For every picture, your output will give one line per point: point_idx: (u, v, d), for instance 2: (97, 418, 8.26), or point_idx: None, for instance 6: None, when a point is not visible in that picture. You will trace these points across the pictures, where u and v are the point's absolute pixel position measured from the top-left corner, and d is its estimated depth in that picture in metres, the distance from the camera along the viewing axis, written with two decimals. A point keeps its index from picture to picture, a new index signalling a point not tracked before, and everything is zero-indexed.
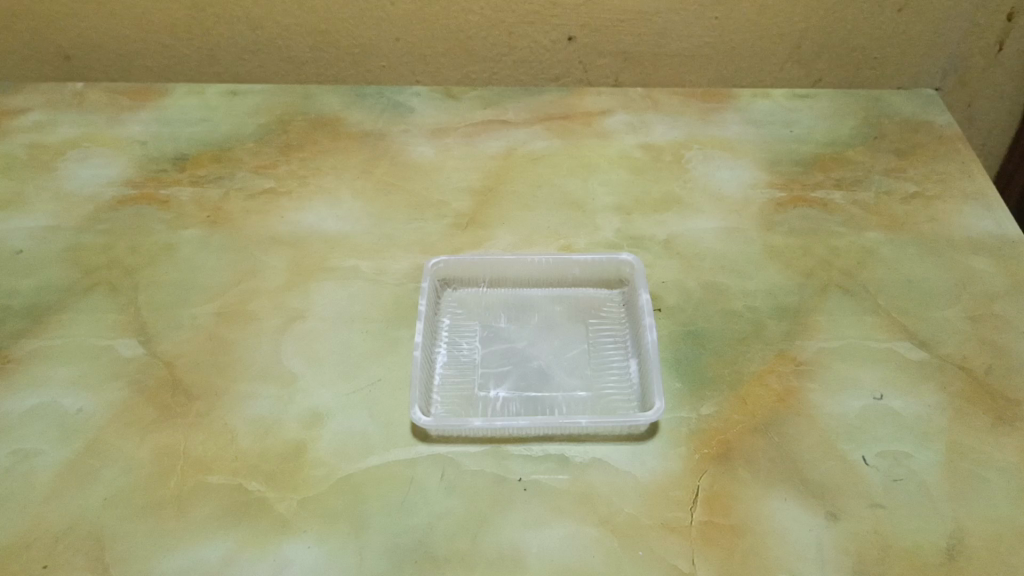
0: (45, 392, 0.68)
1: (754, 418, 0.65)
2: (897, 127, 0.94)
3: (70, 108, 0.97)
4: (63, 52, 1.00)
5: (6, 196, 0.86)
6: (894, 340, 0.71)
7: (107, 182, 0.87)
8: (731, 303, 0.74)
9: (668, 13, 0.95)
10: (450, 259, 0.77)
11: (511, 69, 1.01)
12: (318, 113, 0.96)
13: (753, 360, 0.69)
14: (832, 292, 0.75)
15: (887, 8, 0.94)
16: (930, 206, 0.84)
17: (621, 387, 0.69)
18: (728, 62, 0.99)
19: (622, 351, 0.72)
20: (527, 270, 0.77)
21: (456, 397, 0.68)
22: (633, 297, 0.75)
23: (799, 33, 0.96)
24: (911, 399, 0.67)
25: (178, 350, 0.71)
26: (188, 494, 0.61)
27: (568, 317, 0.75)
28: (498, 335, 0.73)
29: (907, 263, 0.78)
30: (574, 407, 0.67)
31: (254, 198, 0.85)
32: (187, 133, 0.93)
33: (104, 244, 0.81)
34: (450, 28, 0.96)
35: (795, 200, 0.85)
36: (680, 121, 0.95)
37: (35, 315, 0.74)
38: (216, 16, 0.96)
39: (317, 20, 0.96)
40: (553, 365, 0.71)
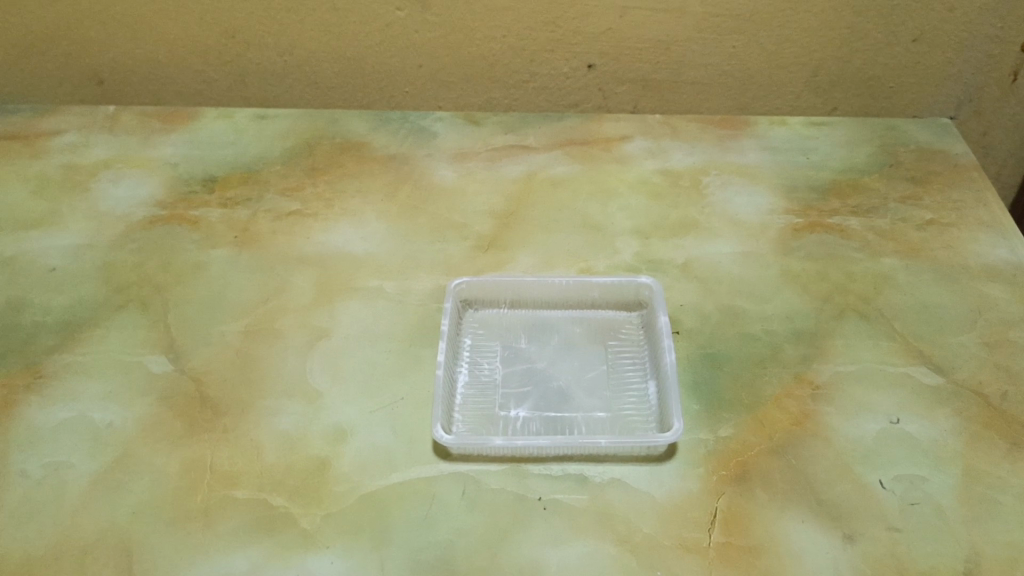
0: (77, 406, 0.69)
1: (771, 440, 0.66)
2: (914, 155, 0.95)
3: (103, 130, 0.99)
4: (97, 77, 1.01)
5: (41, 215, 0.88)
6: (910, 365, 0.72)
7: (138, 203, 0.90)
8: (748, 326, 0.75)
9: (688, 42, 0.96)
10: (472, 280, 0.78)
11: (533, 96, 1.02)
12: (343, 137, 0.99)
13: (770, 383, 0.70)
14: (849, 316, 0.76)
15: (904, 39, 0.96)
16: (946, 233, 0.85)
17: (639, 408, 0.70)
18: (746, 90, 1.01)
19: (640, 372, 0.73)
20: (547, 291, 0.79)
21: (477, 416, 0.69)
22: (652, 319, 0.77)
23: (815, 63, 0.98)
24: (927, 424, 0.67)
25: (207, 366, 0.72)
26: (215, 508, 0.62)
27: (588, 338, 0.76)
28: (519, 356, 0.75)
29: (923, 289, 0.79)
30: (593, 427, 0.68)
31: (281, 219, 0.87)
32: (216, 156, 0.96)
33: (135, 263, 0.83)
34: (473, 56, 0.98)
35: (812, 225, 0.86)
36: (698, 148, 0.97)
37: (68, 330, 0.76)
38: (246, 43, 0.97)
39: (343, 47, 0.98)
40: (572, 385, 0.72)
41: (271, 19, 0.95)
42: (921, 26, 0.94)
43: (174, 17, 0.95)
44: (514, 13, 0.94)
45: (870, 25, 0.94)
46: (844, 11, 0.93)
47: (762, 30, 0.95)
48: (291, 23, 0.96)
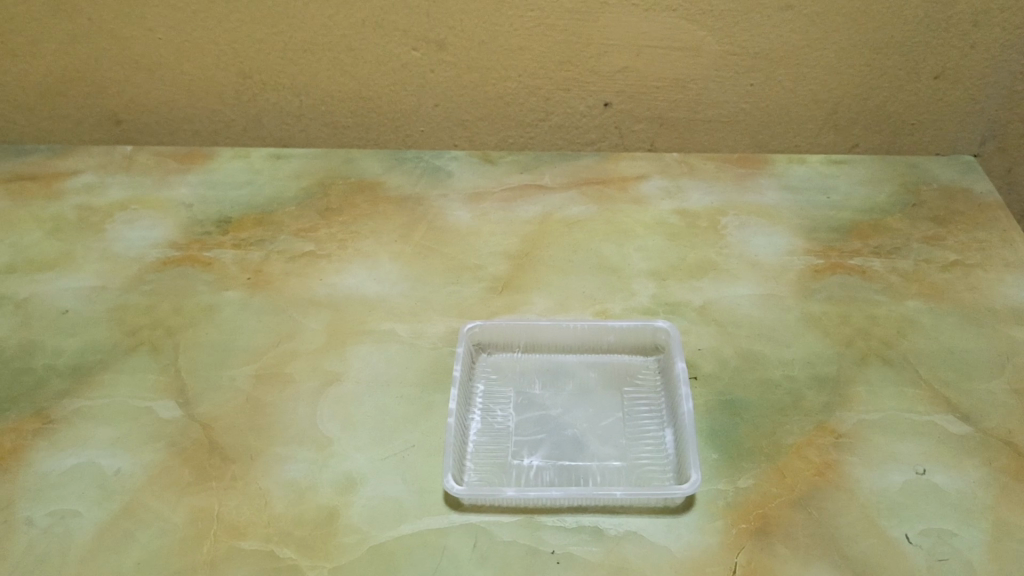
0: (86, 453, 0.69)
1: (792, 492, 0.64)
2: (936, 194, 0.94)
3: (119, 171, 1.00)
4: (115, 116, 1.01)
5: (55, 257, 0.88)
6: (936, 413, 0.70)
7: (152, 244, 0.90)
8: (768, 372, 0.73)
9: (704, 80, 0.95)
10: (486, 323, 0.77)
11: (549, 135, 1.01)
12: (359, 178, 0.98)
13: (791, 432, 0.68)
14: (872, 362, 0.74)
15: (924, 76, 0.94)
16: (971, 275, 0.83)
17: (656, 457, 0.68)
18: (765, 128, 0.99)
19: (658, 420, 0.71)
20: (563, 335, 0.77)
21: (489, 466, 0.68)
22: (669, 365, 0.75)
23: (836, 100, 0.96)
24: (954, 475, 0.65)
25: (216, 412, 0.71)
26: (221, 559, 0.61)
27: (603, 384, 0.75)
28: (533, 402, 0.73)
29: (948, 333, 0.77)
30: (608, 477, 0.66)
31: (294, 261, 0.87)
32: (231, 197, 0.96)
33: (147, 305, 0.82)
34: (489, 95, 0.97)
35: (833, 267, 0.84)
36: (716, 188, 0.96)
37: (78, 375, 0.75)
38: (262, 83, 0.97)
39: (358, 87, 0.97)
40: (587, 433, 0.70)
41: (286, 59, 0.95)
42: (941, 62, 0.93)
43: (191, 57, 0.95)
44: (529, 52, 0.93)
45: (890, 62, 0.93)
46: (863, 48, 0.92)
47: (779, 67, 0.94)
48: (306, 63, 0.95)
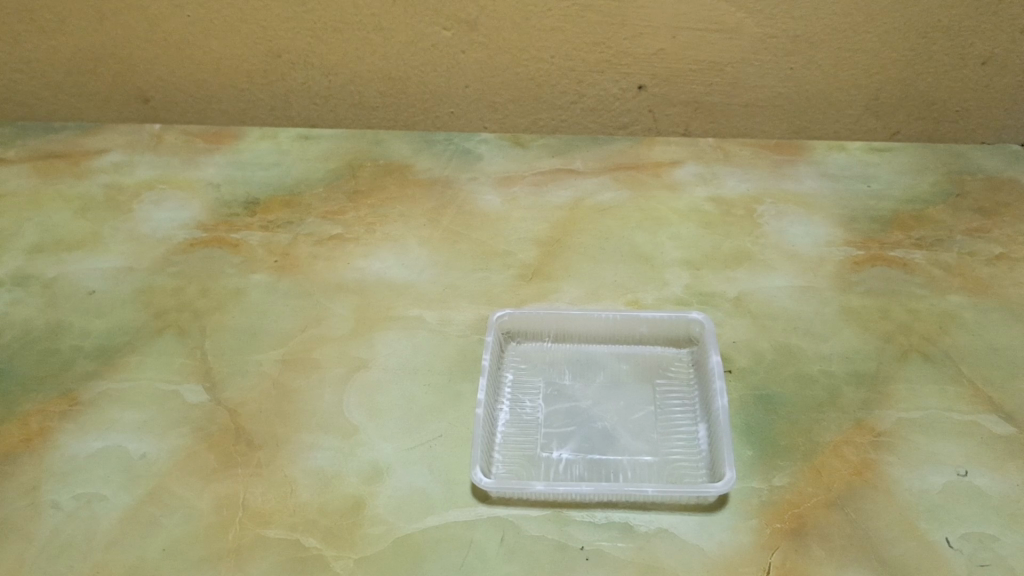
0: (112, 436, 0.68)
1: (829, 491, 0.62)
2: (981, 184, 0.91)
3: (147, 150, 1.00)
4: (143, 95, 1.00)
5: (83, 236, 0.88)
6: (979, 413, 0.68)
7: (179, 225, 0.89)
8: (805, 367, 0.71)
9: (742, 64, 0.92)
10: (515, 311, 0.75)
11: (581, 118, 0.99)
12: (387, 160, 0.97)
13: (828, 430, 0.66)
14: (912, 358, 0.72)
15: (971, 61, 0.91)
16: (1016, 269, 0.81)
17: (688, 453, 0.67)
18: (803, 114, 0.97)
19: (690, 415, 0.70)
20: (594, 325, 0.76)
21: (517, 457, 0.67)
22: (703, 358, 0.73)
23: (877, 86, 0.94)
24: (997, 477, 0.63)
25: (243, 397, 0.71)
26: (246, 548, 0.60)
27: (634, 375, 0.73)
28: (562, 394, 0.72)
29: (992, 330, 0.75)
30: (639, 473, 0.65)
31: (322, 244, 0.86)
32: (258, 178, 0.95)
33: (174, 287, 0.82)
34: (520, 76, 0.95)
35: (872, 259, 0.82)
36: (752, 175, 0.93)
37: (105, 357, 0.75)
38: (290, 62, 0.96)
39: (387, 67, 0.95)
40: (618, 427, 0.69)
41: (316, 39, 0.93)
42: (990, 47, 0.90)
43: (219, 35, 0.94)
44: (562, 33, 0.91)
45: (936, 47, 0.90)
46: (908, 32, 0.89)
47: (821, 51, 0.91)
48: (335, 43, 0.94)
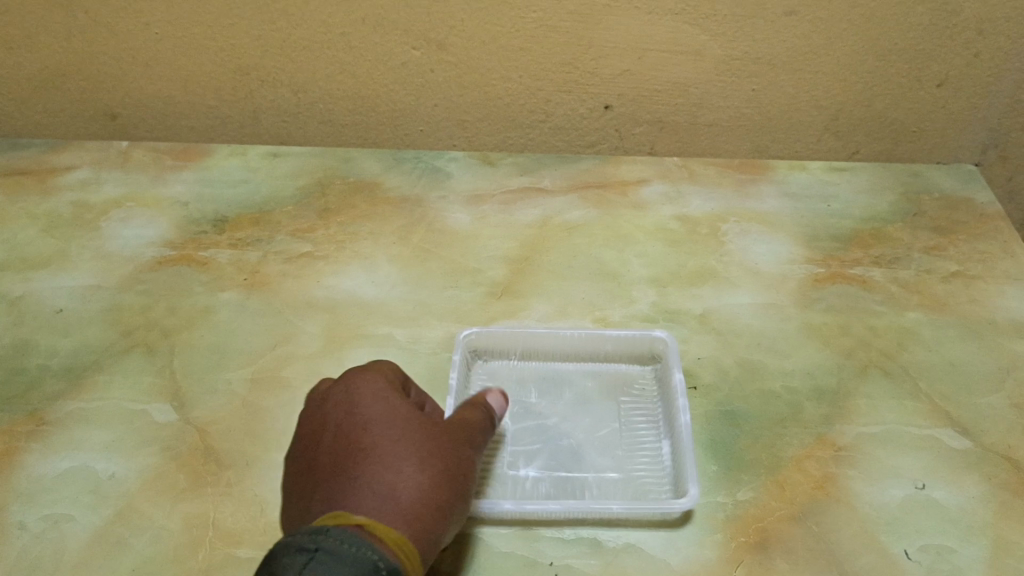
0: (79, 456, 0.68)
1: (792, 505, 0.64)
2: (937, 204, 0.94)
3: (115, 167, 0.99)
4: (111, 111, 1.00)
5: (49, 254, 0.88)
6: (936, 427, 0.70)
7: (148, 243, 0.89)
8: (769, 383, 0.73)
9: (706, 85, 0.94)
10: (482, 330, 0.76)
11: (548, 136, 1.00)
12: (357, 178, 0.98)
13: (791, 445, 0.68)
14: (872, 374, 0.74)
15: (927, 83, 0.94)
16: (972, 286, 0.83)
17: (653, 469, 0.68)
18: (765, 134, 0.99)
19: (654, 435, 0.71)
20: (559, 342, 0.77)
21: (485, 474, 0.67)
22: (665, 379, 0.74)
23: (837, 107, 0.96)
24: (954, 490, 0.65)
25: (212, 416, 0.71)
26: (216, 567, 0.60)
27: (597, 394, 0.74)
28: (530, 412, 0.73)
29: (950, 346, 0.77)
30: (606, 489, 0.66)
31: (291, 262, 0.86)
32: (228, 197, 0.95)
33: (143, 305, 0.81)
34: (489, 95, 0.96)
35: (832, 276, 0.84)
36: (717, 194, 0.95)
37: (72, 376, 0.74)
38: (259, 79, 0.96)
39: (356, 85, 0.96)
40: (585, 444, 0.70)
41: (285, 56, 0.93)
42: (945, 70, 0.92)
43: (188, 52, 0.94)
44: (530, 53, 0.92)
45: (893, 69, 0.92)
46: (867, 55, 0.91)
47: (782, 73, 0.93)
48: (305, 61, 0.94)
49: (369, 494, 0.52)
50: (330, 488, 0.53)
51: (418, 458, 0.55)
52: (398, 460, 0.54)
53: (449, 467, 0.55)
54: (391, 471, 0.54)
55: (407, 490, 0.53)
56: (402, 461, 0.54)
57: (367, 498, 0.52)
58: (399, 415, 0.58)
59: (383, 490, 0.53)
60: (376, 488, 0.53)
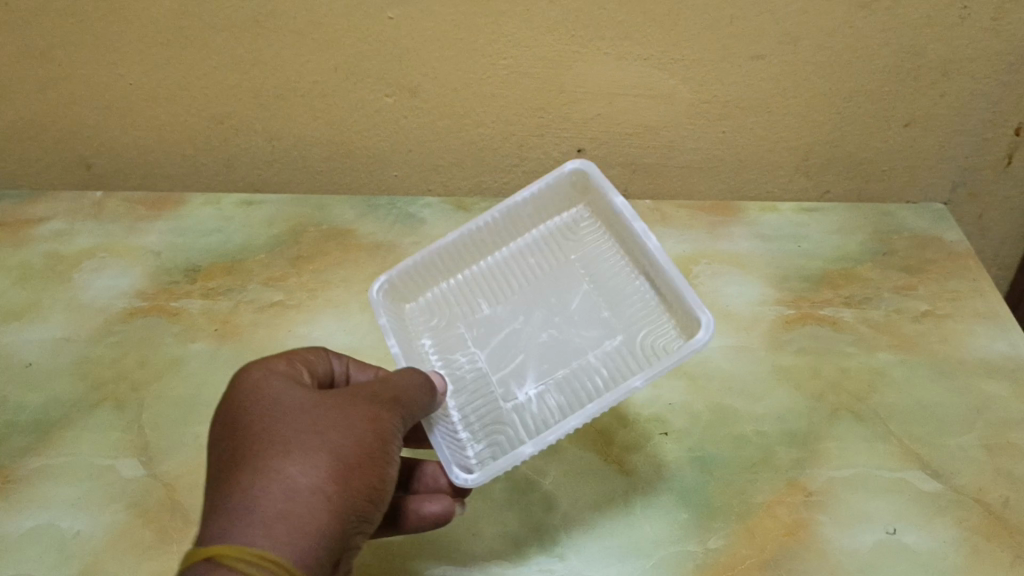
0: (45, 514, 0.67)
1: (763, 553, 0.63)
2: (908, 243, 0.95)
3: (88, 217, 0.99)
4: (85, 161, 1.00)
5: (20, 307, 0.88)
6: (907, 470, 0.70)
7: (120, 293, 0.89)
8: (740, 428, 0.73)
9: (677, 128, 0.95)
10: (392, 272, 0.77)
11: (521, 179, 1.01)
12: (331, 224, 0.98)
13: (762, 490, 0.68)
14: (843, 417, 0.74)
15: (896, 124, 0.94)
16: (942, 325, 0.83)
17: (639, 307, 0.74)
18: (737, 174, 1.00)
19: (622, 287, 0.75)
20: (490, 239, 0.79)
21: (485, 417, 0.72)
22: (596, 203, 0.78)
23: (807, 147, 0.97)
24: (925, 534, 0.65)
25: (180, 470, 0.70)
26: None
27: (555, 282, 0.78)
28: (492, 324, 0.77)
29: (920, 386, 0.77)
30: (609, 359, 0.72)
31: (263, 310, 0.86)
32: (201, 245, 0.95)
33: (113, 357, 0.81)
34: (462, 141, 0.97)
35: (803, 317, 0.84)
36: (689, 236, 0.96)
37: (40, 431, 0.74)
38: (233, 128, 0.96)
39: (329, 133, 0.96)
40: (568, 331, 0.75)
41: (257, 105, 0.93)
42: (913, 111, 0.93)
43: (160, 102, 0.94)
44: (502, 99, 0.92)
45: (862, 110, 0.93)
46: (837, 96, 0.92)
47: (752, 116, 0.93)
48: (277, 110, 0.94)
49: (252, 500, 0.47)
50: (210, 492, 0.50)
51: (295, 456, 0.50)
52: (274, 460, 0.49)
53: (339, 452, 0.51)
54: (264, 474, 0.49)
55: (276, 495, 0.48)
56: (277, 461, 0.49)
57: (249, 505, 0.47)
58: (285, 402, 0.54)
59: (268, 494, 0.48)
60: (261, 492, 0.48)
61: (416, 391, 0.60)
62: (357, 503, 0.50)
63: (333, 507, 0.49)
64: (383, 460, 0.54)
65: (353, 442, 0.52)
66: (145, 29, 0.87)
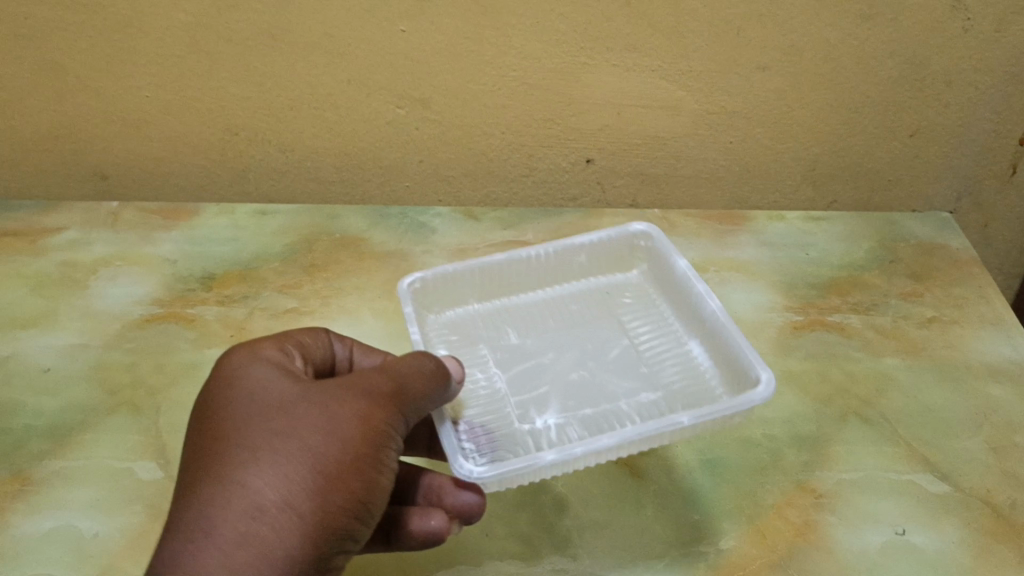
0: (63, 516, 0.68)
1: (773, 553, 0.64)
2: (913, 251, 0.96)
3: (103, 227, 1.01)
4: (101, 172, 1.02)
5: (37, 314, 0.89)
6: (915, 472, 0.70)
7: (136, 301, 0.90)
8: (749, 431, 0.74)
9: (684, 138, 0.96)
10: (426, 273, 0.77)
11: (531, 190, 1.02)
12: (343, 233, 1.00)
13: (772, 492, 0.69)
14: (851, 421, 0.75)
15: (900, 134, 0.96)
16: (948, 331, 0.84)
17: (683, 372, 0.74)
18: (744, 185, 1.01)
19: (667, 348, 0.77)
20: (532, 274, 0.82)
21: (497, 438, 0.69)
22: (657, 263, 0.83)
23: (812, 158, 0.98)
24: (934, 535, 0.66)
25: None
26: None
27: (594, 330, 0.80)
28: (521, 354, 0.77)
29: (927, 391, 0.78)
30: (642, 407, 0.72)
31: (277, 318, 0.88)
32: (215, 254, 0.97)
33: (129, 363, 0.82)
34: (472, 152, 0.98)
35: (812, 323, 0.85)
36: (697, 244, 0.97)
37: (58, 435, 0.75)
38: (247, 139, 0.97)
39: (341, 144, 0.97)
40: (600, 375, 0.75)
41: (271, 117, 0.95)
42: (917, 121, 0.94)
43: (175, 114, 0.95)
44: (511, 109, 0.93)
45: (866, 120, 0.94)
46: (842, 107, 0.93)
47: (758, 126, 0.95)
48: (290, 121, 0.95)
49: (213, 513, 0.48)
50: (182, 490, 0.50)
51: (261, 467, 0.49)
52: (239, 471, 0.49)
53: (311, 460, 0.50)
54: (228, 486, 0.49)
55: (235, 514, 0.48)
56: (242, 473, 0.49)
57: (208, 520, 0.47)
58: (265, 402, 0.53)
59: (229, 508, 0.48)
60: (223, 506, 0.48)
61: (421, 378, 0.57)
62: (330, 517, 0.50)
63: (299, 524, 0.48)
64: (367, 464, 0.52)
65: (331, 450, 0.51)
66: (162, 41, 0.88)
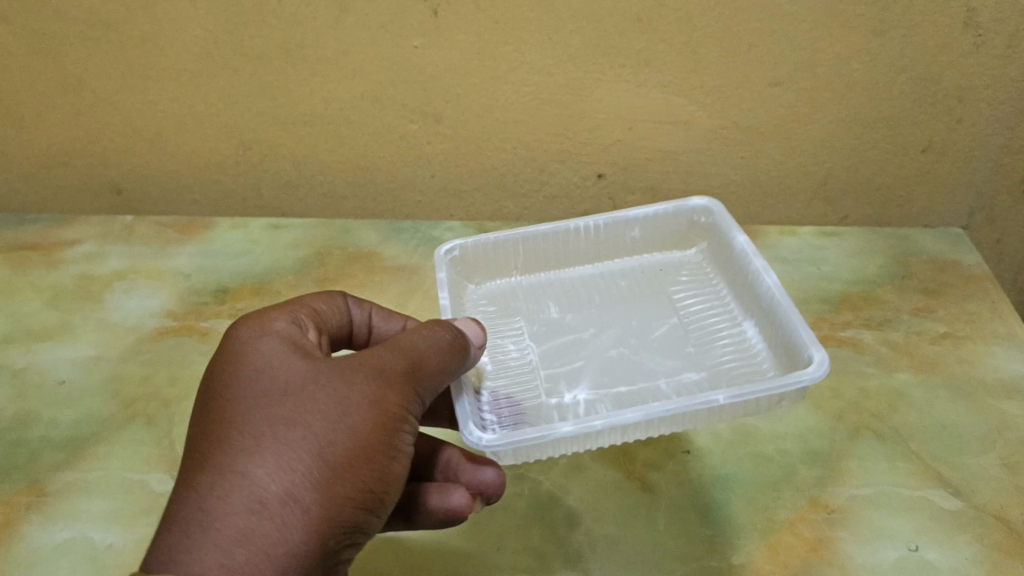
0: (77, 526, 0.69)
1: (786, 568, 0.64)
2: (927, 266, 0.96)
3: (119, 240, 1.02)
4: (116, 186, 1.03)
5: (52, 326, 0.90)
6: (928, 489, 0.70)
7: (150, 314, 0.91)
8: (761, 446, 0.74)
9: (695, 153, 0.97)
10: (467, 242, 0.80)
11: (543, 205, 1.03)
12: (356, 247, 1.00)
13: (784, 507, 0.68)
14: (864, 436, 0.74)
15: (912, 149, 0.96)
16: (961, 347, 0.84)
17: (735, 353, 0.73)
18: (755, 200, 1.02)
19: (721, 328, 0.76)
20: (581, 248, 0.83)
21: (526, 407, 0.70)
22: (715, 241, 0.82)
23: (821, 175, 0.98)
24: (947, 552, 0.65)
25: None
26: None
27: (644, 306, 0.80)
28: (564, 329, 0.78)
29: (940, 406, 0.77)
30: (687, 385, 0.71)
31: None
32: (229, 268, 0.97)
33: (143, 375, 0.83)
34: (485, 167, 0.99)
35: (823, 338, 0.85)
36: None
37: (73, 446, 0.75)
38: (262, 154, 0.98)
39: (355, 159, 0.98)
40: (643, 352, 0.75)
41: (285, 132, 0.96)
42: (929, 137, 0.94)
43: (190, 128, 0.96)
44: (523, 125, 0.94)
45: (877, 136, 0.94)
46: (853, 123, 0.93)
47: (770, 141, 0.95)
48: (304, 136, 0.96)
49: (211, 505, 0.45)
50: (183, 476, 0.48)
51: (266, 456, 0.47)
52: (243, 460, 0.47)
53: (320, 449, 0.48)
54: (229, 476, 0.46)
55: (236, 507, 0.45)
56: (246, 461, 0.47)
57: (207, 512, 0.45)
58: (274, 382, 0.51)
59: (230, 501, 0.46)
60: (223, 497, 0.46)
61: (438, 354, 0.55)
62: (340, 509, 0.47)
63: (305, 517, 0.46)
64: (380, 451, 0.50)
65: (342, 437, 0.49)
66: (179, 57, 0.89)
